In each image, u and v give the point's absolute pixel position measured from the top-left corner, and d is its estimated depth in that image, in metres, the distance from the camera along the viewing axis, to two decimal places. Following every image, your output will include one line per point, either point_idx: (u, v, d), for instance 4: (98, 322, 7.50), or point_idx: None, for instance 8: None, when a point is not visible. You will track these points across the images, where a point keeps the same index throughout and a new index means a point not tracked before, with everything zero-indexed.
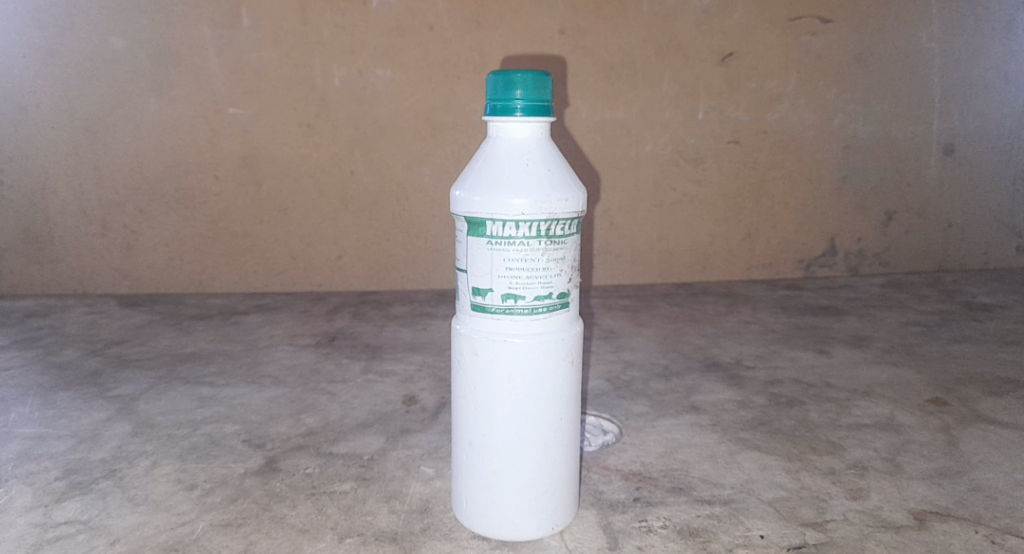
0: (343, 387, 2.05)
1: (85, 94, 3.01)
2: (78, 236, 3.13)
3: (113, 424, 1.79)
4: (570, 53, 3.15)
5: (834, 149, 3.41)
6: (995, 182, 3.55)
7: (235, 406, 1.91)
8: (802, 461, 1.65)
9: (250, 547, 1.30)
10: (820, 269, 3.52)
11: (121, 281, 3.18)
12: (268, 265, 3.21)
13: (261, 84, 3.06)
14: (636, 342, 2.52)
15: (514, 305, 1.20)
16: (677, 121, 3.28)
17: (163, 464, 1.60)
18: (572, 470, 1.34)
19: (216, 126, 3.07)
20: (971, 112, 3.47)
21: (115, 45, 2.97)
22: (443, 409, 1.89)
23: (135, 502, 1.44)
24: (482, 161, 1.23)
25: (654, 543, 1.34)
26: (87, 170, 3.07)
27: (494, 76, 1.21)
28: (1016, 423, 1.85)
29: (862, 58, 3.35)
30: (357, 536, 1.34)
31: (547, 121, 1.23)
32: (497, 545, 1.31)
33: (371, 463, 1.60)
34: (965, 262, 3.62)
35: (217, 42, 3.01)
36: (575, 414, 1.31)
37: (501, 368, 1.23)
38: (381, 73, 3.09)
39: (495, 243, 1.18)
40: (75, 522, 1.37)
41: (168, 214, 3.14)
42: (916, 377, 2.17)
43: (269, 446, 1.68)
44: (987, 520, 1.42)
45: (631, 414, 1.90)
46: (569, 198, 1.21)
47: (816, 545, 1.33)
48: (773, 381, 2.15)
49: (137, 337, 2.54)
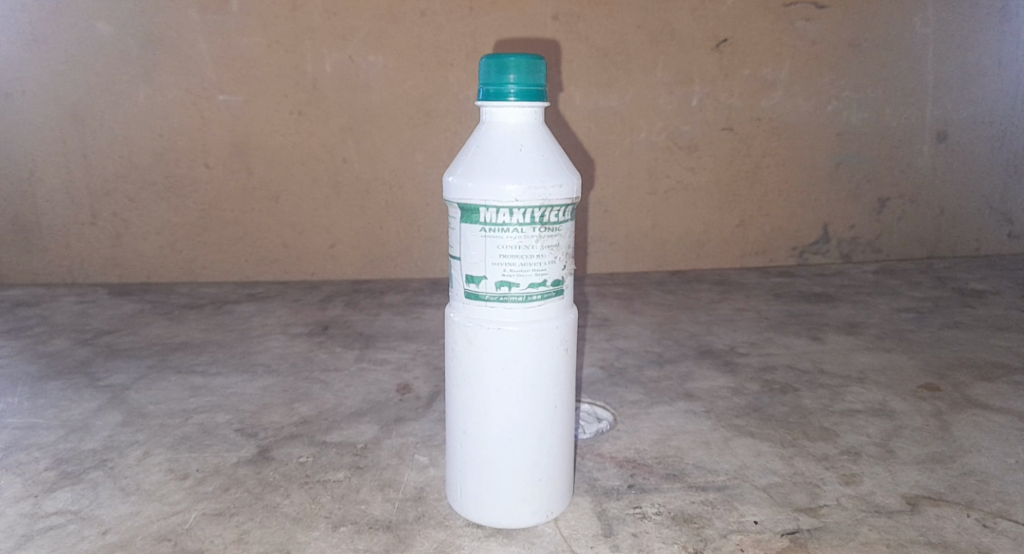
0: (337, 376, 2.04)
1: (71, 80, 2.98)
2: (68, 225, 3.10)
3: (104, 414, 1.78)
4: (563, 39, 3.13)
5: (827, 136, 3.41)
6: (987, 168, 3.56)
7: (228, 395, 1.91)
8: (796, 447, 1.65)
9: (243, 537, 1.30)
10: (813, 256, 3.52)
11: (112, 270, 3.16)
12: (259, 253, 3.20)
13: (251, 71, 3.03)
14: (630, 329, 2.52)
15: (508, 293, 1.19)
16: (670, 108, 3.27)
17: (155, 453, 1.59)
18: (566, 457, 1.34)
19: (206, 113, 3.05)
20: (964, 99, 3.48)
21: (101, 30, 2.94)
22: (438, 397, 1.89)
23: (127, 492, 1.43)
24: (475, 147, 1.22)
25: (648, 530, 1.34)
26: (75, 157, 3.05)
27: (486, 60, 1.20)
28: (1009, 408, 1.86)
29: (856, 45, 3.34)
30: (351, 524, 1.33)
31: (540, 106, 1.22)
32: (491, 533, 1.31)
33: (365, 452, 1.59)
34: (957, 248, 3.62)
35: (206, 27, 2.98)
36: (569, 401, 1.31)
37: (494, 357, 1.23)
38: (373, 59, 3.07)
39: (489, 230, 1.17)
40: (66, 512, 1.37)
41: (158, 203, 3.11)
42: (909, 363, 2.18)
43: (262, 435, 1.67)
44: (978, 504, 1.42)
45: (625, 401, 1.90)
46: (564, 184, 1.20)
47: (810, 531, 1.34)
48: (766, 367, 2.15)
49: (129, 326, 2.52)
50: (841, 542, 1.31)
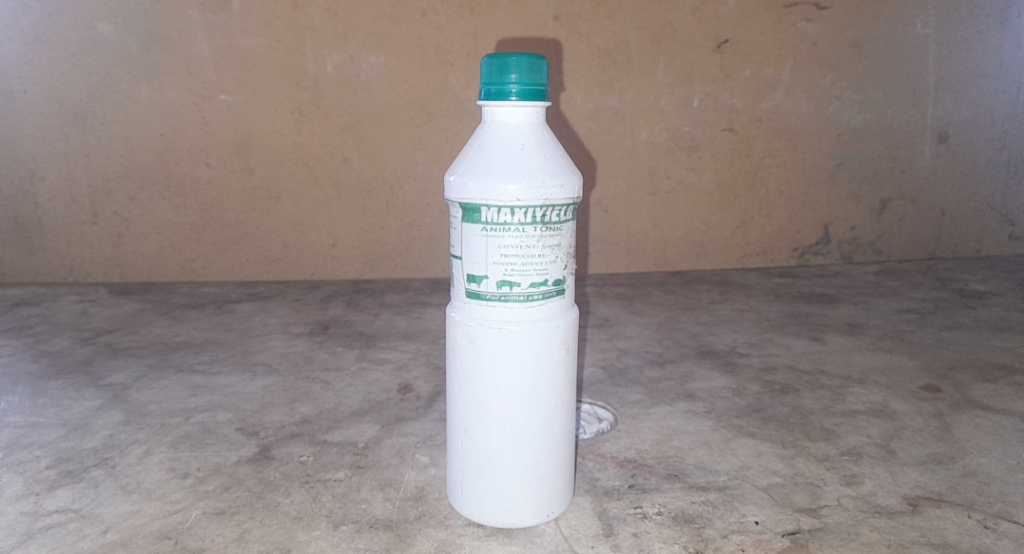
0: (337, 376, 2.04)
1: (72, 79, 2.98)
2: (68, 224, 3.11)
3: (104, 413, 1.78)
4: (564, 39, 3.13)
5: (828, 136, 3.41)
6: (988, 170, 3.56)
7: (228, 394, 1.91)
8: (796, 447, 1.65)
9: (244, 535, 1.30)
10: (813, 257, 3.51)
11: (112, 270, 3.16)
12: (260, 253, 3.20)
13: (252, 70, 3.03)
14: (631, 330, 2.52)
15: (509, 292, 1.19)
16: (671, 108, 3.27)
17: (156, 452, 1.59)
18: (566, 457, 1.34)
19: (207, 113, 3.05)
20: (965, 100, 3.47)
21: (103, 30, 2.94)
22: (438, 397, 1.89)
23: (127, 490, 1.43)
24: (476, 147, 1.22)
25: (649, 530, 1.34)
26: (76, 157, 3.05)
27: (487, 60, 1.20)
28: (1009, 409, 1.86)
29: (857, 46, 3.34)
30: (352, 524, 1.33)
31: (541, 106, 1.22)
32: (491, 533, 1.31)
33: (365, 451, 1.59)
34: (958, 249, 3.62)
35: (208, 27, 2.98)
36: (569, 400, 1.31)
37: (495, 356, 1.23)
38: (374, 59, 3.07)
39: (490, 229, 1.17)
40: (66, 511, 1.37)
41: (159, 202, 3.11)
42: (910, 364, 2.18)
43: (263, 434, 1.67)
44: (979, 505, 1.42)
45: (626, 401, 1.90)
46: (565, 184, 1.20)
47: (810, 532, 1.34)
48: (766, 368, 2.15)
49: (129, 326, 2.52)
50: (842, 542, 1.31)
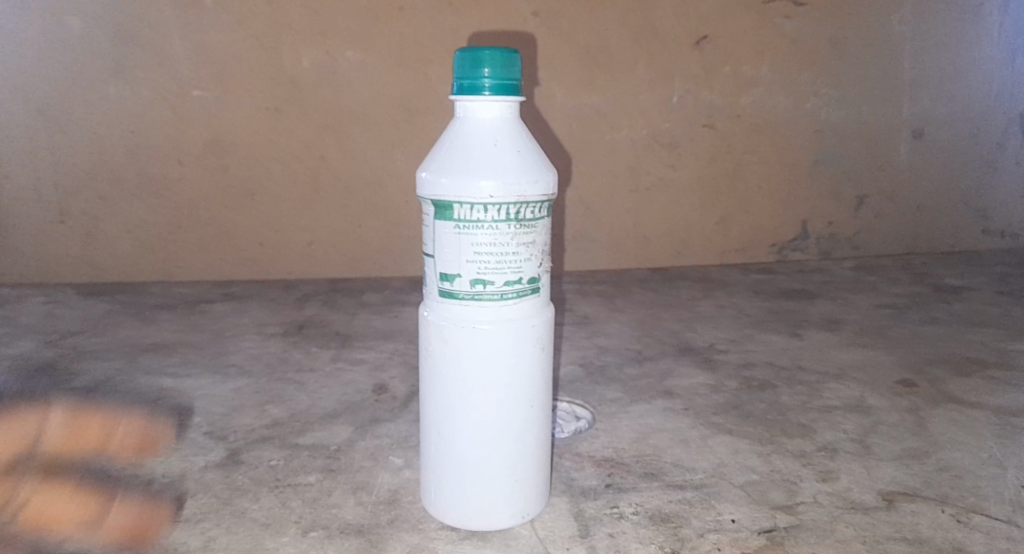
0: (311, 377, 2.01)
1: (39, 75, 2.92)
2: (37, 224, 3.05)
3: (68, 418, 1.74)
4: (544, 35, 3.11)
5: (807, 131, 3.42)
6: (963, 165, 3.58)
7: (198, 397, 1.87)
8: (773, 444, 1.65)
9: (209, 543, 1.27)
10: (792, 253, 3.53)
11: (83, 270, 3.11)
12: (235, 252, 3.15)
13: (227, 68, 2.99)
14: (610, 327, 2.50)
15: (483, 291, 1.17)
16: (651, 104, 3.26)
17: (119, 458, 1.55)
18: (543, 456, 1.32)
19: (180, 110, 3.00)
20: (941, 96, 3.49)
21: (71, 24, 2.88)
22: (414, 397, 1.87)
23: (89, 499, 1.40)
24: (448, 142, 1.20)
25: (624, 530, 1.32)
26: (45, 155, 2.98)
27: (460, 53, 1.18)
28: (983, 403, 1.86)
29: (836, 42, 3.34)
30: (322, 529, 1.31)
31: (515, 101, 1.20)
32: (467, 536, 1.29)
33: (337, 454, 1.57)
34: (934, 244, 3.65)
35: (181, 22, 2.93)
36: (545, 398, 1.29)
37: (470, 356, 1.21)
38: (351, 56, 3.03)
39: (462, 227, 1.15)
40: (24, 521, 1.33)
41: (131, 201, 3.06)
42: (887, 359, 2.18)
43: (232, 438, 1.64)
44: (952, 499, 1.42)
45: (604, 400, 1.89)
46: (539, 180, 1.18)
47: (786, 529, 1.33)
48: (745, 364, 2.15)
49: (98, 328, 2.47)
50: (817, 539, 1.30)
